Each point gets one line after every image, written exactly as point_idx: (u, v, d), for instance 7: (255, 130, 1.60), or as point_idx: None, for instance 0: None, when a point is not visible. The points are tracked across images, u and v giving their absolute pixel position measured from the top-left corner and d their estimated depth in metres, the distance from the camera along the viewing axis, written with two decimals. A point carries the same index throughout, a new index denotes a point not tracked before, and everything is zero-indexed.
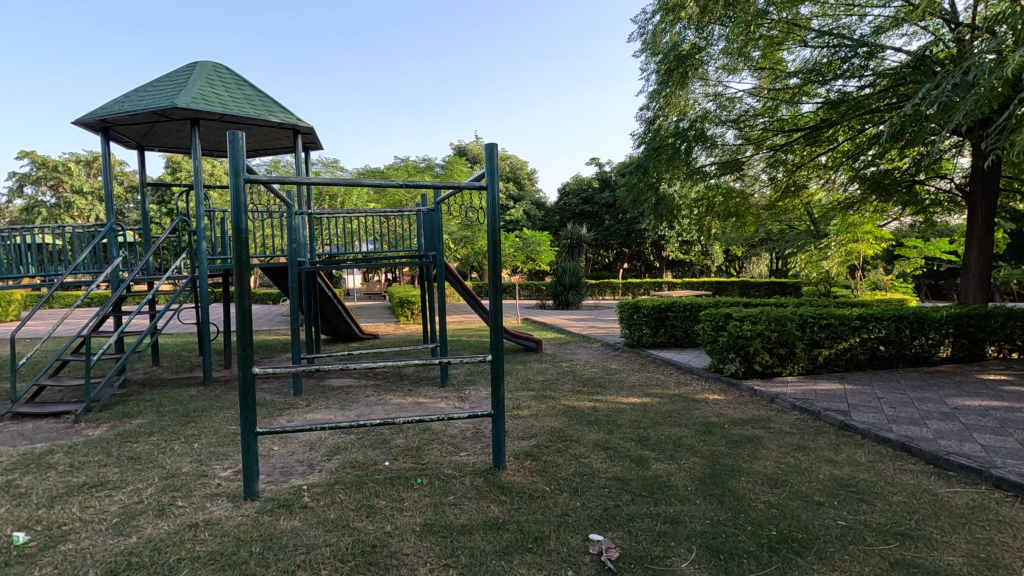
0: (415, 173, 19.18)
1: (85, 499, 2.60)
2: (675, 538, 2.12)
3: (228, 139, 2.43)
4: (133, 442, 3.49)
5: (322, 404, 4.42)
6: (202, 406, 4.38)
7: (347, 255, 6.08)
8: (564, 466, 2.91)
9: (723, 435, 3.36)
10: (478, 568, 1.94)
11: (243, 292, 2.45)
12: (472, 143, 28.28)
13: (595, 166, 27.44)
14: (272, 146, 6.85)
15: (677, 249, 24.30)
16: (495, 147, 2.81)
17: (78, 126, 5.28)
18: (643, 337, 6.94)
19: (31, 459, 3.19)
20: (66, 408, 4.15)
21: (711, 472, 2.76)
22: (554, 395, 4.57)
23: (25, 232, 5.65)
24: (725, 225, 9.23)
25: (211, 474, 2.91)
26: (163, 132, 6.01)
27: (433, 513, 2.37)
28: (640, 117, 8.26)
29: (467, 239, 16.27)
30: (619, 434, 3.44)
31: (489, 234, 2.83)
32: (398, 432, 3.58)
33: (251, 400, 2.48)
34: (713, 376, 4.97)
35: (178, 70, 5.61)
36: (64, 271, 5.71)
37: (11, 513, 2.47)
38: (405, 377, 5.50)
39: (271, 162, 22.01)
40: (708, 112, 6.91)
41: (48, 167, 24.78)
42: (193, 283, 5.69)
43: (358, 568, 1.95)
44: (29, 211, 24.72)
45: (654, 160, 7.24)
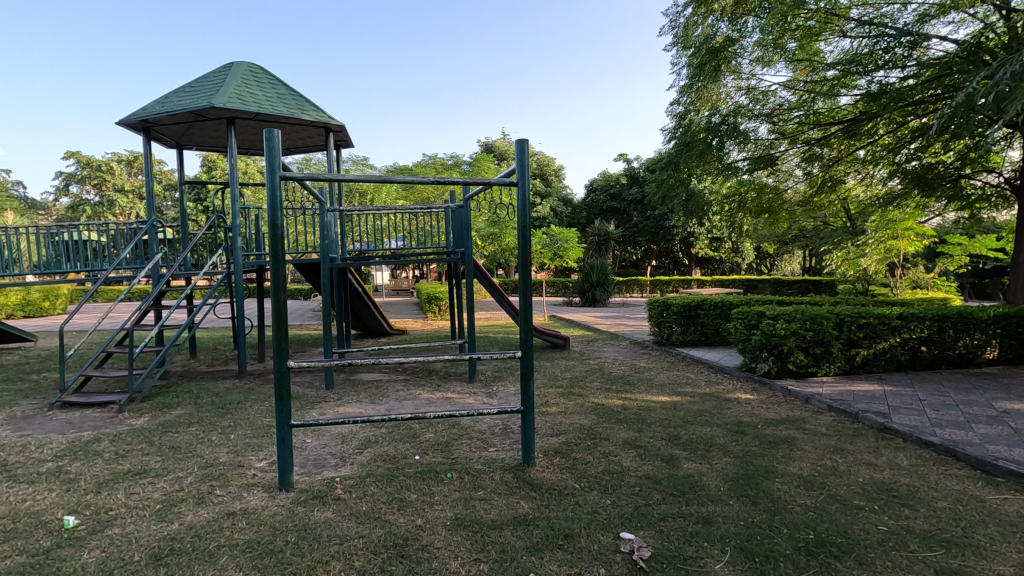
0: (443, 170, 19.34)
1: (130, 485, 2.71)
2: (708, 539, 2.09)
3: (263, 137, 2.47)
4: (173, 432, 3.61)
5: (353, 398, 4.49)
6: (237, 399, 4.50)
7: (377, 251, 6.14)
8: (593, 463, 2.90)
9: (756, 435, 3.29)
10: (509, 564, 1.95)
11: (278, 287, 2.49)
12: (499, 141, 28.42)
13: (623, 162, 27.25)
14: (304, 145, 6.98)
15: (706, 246, 23.91)
16: (527, 143, 2.80)
17: (121, 126, 5.47)
18: (672, 335, 6.86)
19: (80, 447, 3.33)
20: (111, 398, 4.31)
21: (745, 473, 2.71)
22: (583, 392, 4.56)
23: (71, 229, 5.84)
24: (757, 222, 9.03)
25: (247, 464, 2.99)
26: (200, 131, 6.19)
27: (464, 508, 2.39)
28: (670, 112, 8.15)
29: (494, 236, 16.39)
30: (649, 432, 3.41)
31: (520, 231, 2.82)
32: (428, 427, 3.61)
33: (286, 393, 2.53)
34: (745, 376, 4.88)
35: (215, 71, 5.76)
36: (108, 267, 5.93)
37: (62, 497, 2.58)
38: (434, 373, 5.55)
39: (303, 160, 22.53)
40: (740, 106, 6.79)
41: (92, 167, 25.76)
42: (229, 278, 5.81)
43: (390, 561, 1.98)
44: (76, 210, 25.92)
45: (685, 155, 7.14)
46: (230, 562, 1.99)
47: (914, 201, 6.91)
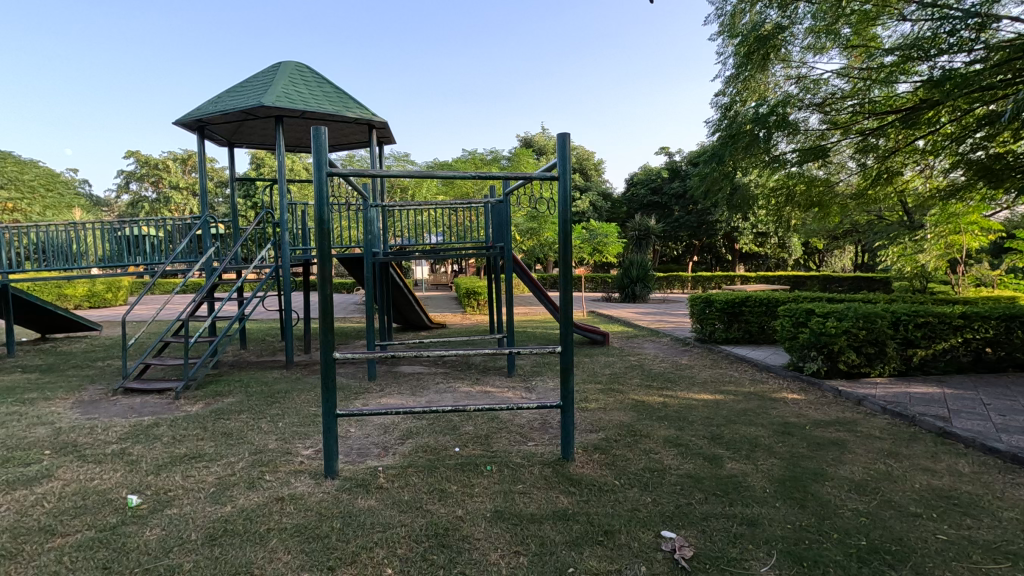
0: (482, 165, 19.50)
1: (186, 468, 2.85)
2: (753, 541, 2.04)
3: (311, 134, 2.54)
4: (226, 419, 3.77)
5: (394, 390, 4.58)
6: (285, 388, 4.66)
7: (417, 246, 6.21)
8: (633, 460, 2.87)
9: (804, 436, 3.18)
10: (549, 557, 1.95)
11: (325, 281, 2.56)
12: (538, 136, 28.40)
13: (665, 156, 26.85)
14: (348, 141, 7.13)
15: (751, 241, 23.20)
16: (568, 137, 2.77)
17: (178, 126, 5.74)
18: (715, 332, 6.70)
19: (140, 430, 3.52)
20: (168, 385, 4.54)
21: (792, 475, 2.62)
22: (623, 389, 4.51)
23: (131, 224, 6.15)
24: (806, 217, 8.72)
25: (294, 451, 3.10)
26: (250, 129, 6.41)
27: (503, 501, 2.41)
28: (715, 103, 7.99)
29: (533, 231, 16.44)
30: (691, 431, 3.35)
31: (560, 226, 2.80)
32: (468, 420, 3.65)
33: (331, 382, 2.59)
34: (793, 375, 4.73)
35: (265, 71, 5.95)
36: (165, 261, 6.24)
37: (125, 477, 2.74)
38: (473, 367, 5.59)
39: (347, 157, 23.14)
40: (789, 95, 6.57)
41: (150, 165, 27.10)
42: (277, 272, 6.00)
43: (432, 550, 2.02)
44: (136, 206, 27.41)
45: (730, 147, 6.97)
46: (279, 545, 2.06)
47: (979, 193, 6.50)
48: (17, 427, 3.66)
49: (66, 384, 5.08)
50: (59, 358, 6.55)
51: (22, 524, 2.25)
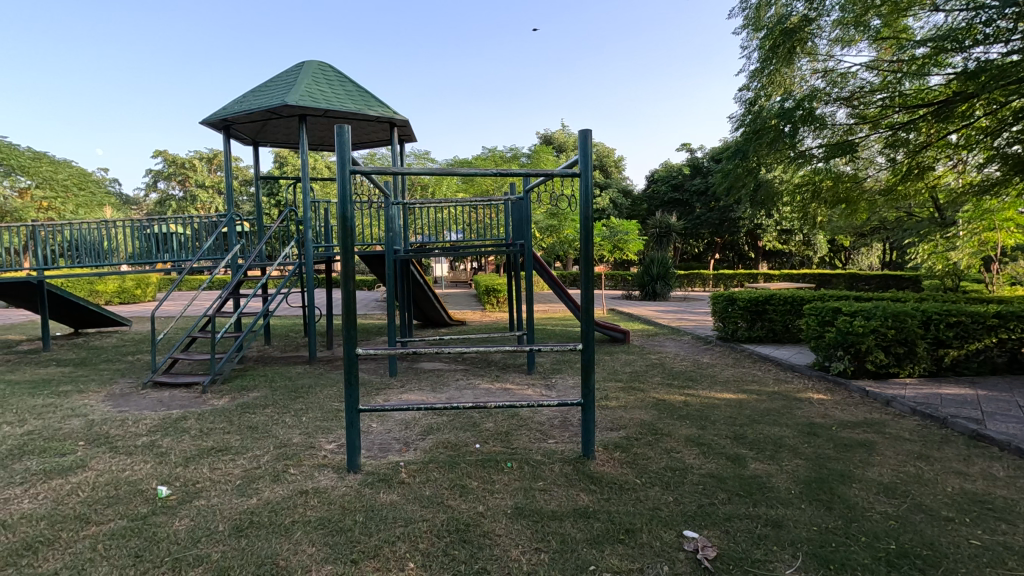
0: (502, 162, 19.54)
1: (214, 461, 2.91)
2: (778, 542, 2.01)
3: (335, 132, 2.57)
4: (251, 413, 3.84)
5: (415, 386, 4.62)
6: (308, 383, 4.74)
7: (437, 243, 6.25)
8: (655, 459, 2.85)
9: (830, 437, 3.12)
10: (570, 555, 1.95)
11: (348, 277, 2.59)
12: (558, 133, 28.36)
13: (686, 152, 26.59)
14: (369, 140, 7.19)
15: (775, 239, 22.82)
16: (590, 134, 2.76)
17: (205, 125, 5.85)
18: (737, 330, 6.60)
19: (169, 424, 3.60)
20: (195, 379, 4.64)
21: (818, 476, 2.57)
22: (644, 387, 4.48)
23: (159, 222, 6.27)
24: (833, 214, 8.55)
25: (318, 445, 3.15)
26: (274, 128, 6.50)
27: (524, 497, 2.41)
28: (739, 98, 7.90)
29: (553, 228, 16.45)
30: (713, 430, 3.31)
31: (582, 224, 2.78)
32: (488, 417, 3.66)
33: (355, 378, 2.62)
34: (818, 375, 4.64)
35: (288, 71, 6.03)
36: (192, 258, 6.39)
37: (155, 469, 2.81)
38: (493, 364, 5.61)
39: (368, 155, 23.40)
40: (816, 89, 6.44)
41: (178, 164, 27.71)
42: (300, 269, 6.08)
43: (453, 545, 2.03)
44: (163, 205, 28.10)
45: (755, 143, 6.88)
46: (304, 537, 2.10)
47: (1015, 189, 6.29)
48: (53, 419, 3.78)
49: (99, 377, 5.24)
50: (92, 352, 6.75)
51: (58, 512, 2.33)
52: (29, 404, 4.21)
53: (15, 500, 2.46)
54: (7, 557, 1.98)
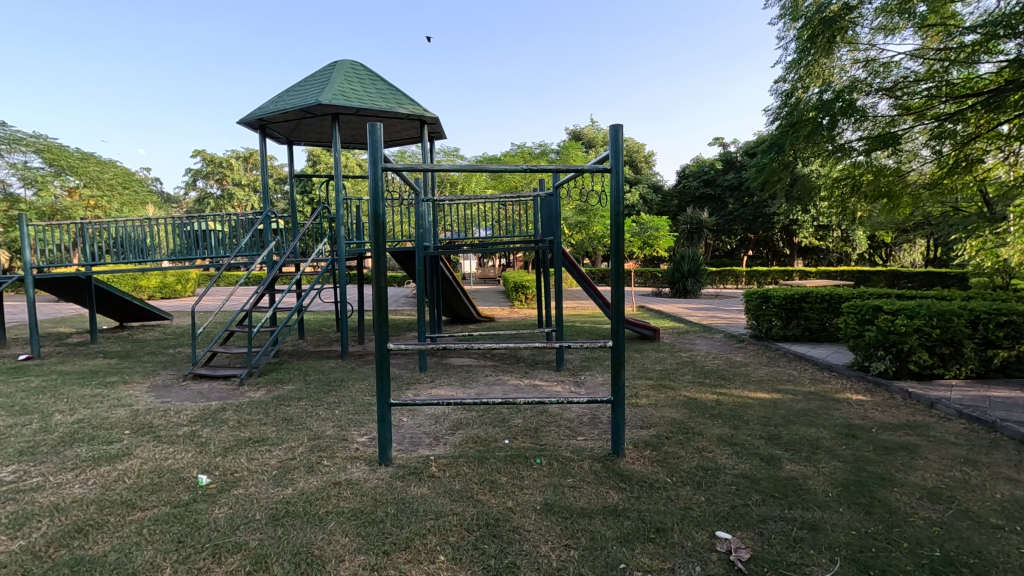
0: (530, 158, 19.53)
1: (251, 451, 3.00)
2: (815, 546, 1.96)
3: (368, 131, 2.60)
4: (286, 405, 3.94)
5: (445, 381, 4.67)
6: (341, 377, 4.84)
7: (465, 240, 6.27)
8: (686, 458, 2.81)
9: (870, 440, 3.03)
10: (600, 552, 1.94)
11: (379, 274, 2.62)
12: (587, 128, 28.20)
13: (719, 146, 26.09)
14: (400, 137, 7.27)
15: (811, 234, 22.21)
16: (621, 128, 2.73)
17: (242, 125, 6.01)
18: (772, 329, 6.43)
19: (209, 414, 3.73)
20: (233, 372, 4.79)
21: (857, 480, 2.49)
22: (674, 385, 4.42)
23: (199, 220, 6.47)
24: (873, 208, 8.26)
25: (350, 438, 3.21)
26: (308, 127, 6.63)
27: (553, 494, 2.41)
28: (776, 91, 7.83)
29: (582, 224, 16.39)
30: (746, 430, 3.24)
31: (612, 220, 2.75)
32: (517, 413, 3.67)
33: (386, 373, 2.66)
34: (858, 376, 4.50)
35: (321, 71, 6.13)
36: (229, 255, 6.59)
37: (196, 458, 2.91)
38: (522, 360, 5.61)
39: (398, 152, 23.67)
40: (857, 80, 6.29)
41: (216, 163, 28.53)
42: (333, 265, 6.19)
43: (482, 539, 2.04)
44: (202, 203, 29.00)
45: (792, 136, 6.74)
46: (338, 527, 2.14)
47: None
48: (101, 408, 3.95)
49: (143, 369, 5.45)
50: (136, 345, 7.02)
51: (107, 497, 2.43)
52: (79, 393, 4.41)
53: (66, 485, 2.58)
54: (60, 539, 2.08)
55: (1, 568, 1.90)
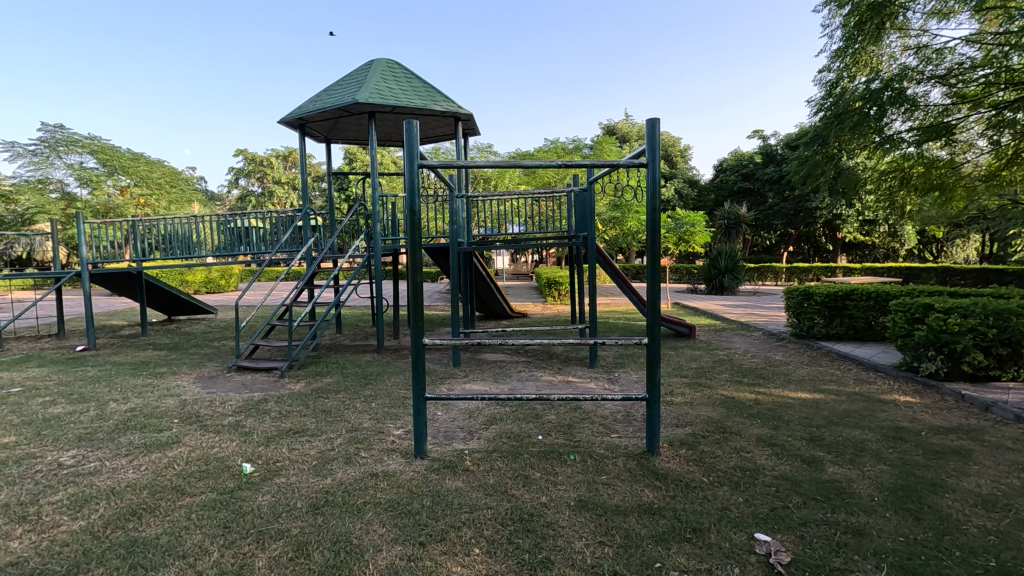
0: (564, 154, 19.43)
1: (292, 442, 3.09)
2: (859, 552, 1.90)
3: (404, 128, 2.63)
4: (325, 398, 4.04)
5: (478, 376, 4.71)
6: (377, 371, 4.93)
7: (499, 236, 6.28)
8: (723, 458, 2.76)
9: (919, 443, 2.91)
10: (635, 551, 1.92)
11: (415, 269, 2.66)
12: (621, 123, 27.87)
13: (758, 139, 25.39)
14: (434, 134, 7.33)
15: (856, 230, 21.40)
16: (658, 122, 2.68)
17: (282, 125, 6.17)
18: (813, 327, 6.24)
19: (252, 405, 3.85)
20: (274, 364, 4.94)
21: (905, 484, 2.40)
22: (711, 383, 4.34)
23: (241, 217, 6.69)
24: (924, 202, 7.90)
25: (387, 431, 3.27)
26: (345, 125, 6.75)
27: (587, 490, 2.40)
28: (820, 81, 7.67)
29: (616, 220, 16.24)
30: (787, 431, 3.16)
31: (648, 215, 2.71)
32: (550, 409, 3.67)
33: (422, 367, 2.70)
34: (906, 376, 4.32)
35: (358, 70, 6.24)
36: (270, 251, 6.79)
37: (240, 447, 3.02)
38: (555, 357, 5.61)
39: (432, 149, 23.92)
40: (907, 68, 6.10)
41: (257, 162, 29.40)
42: (369, 261, 6.30)
43: (517, 534, 2.05)
44: (244, 201, 29.92)
45: (835, 128, 6.54)
46: (375, 518, 2.19)
47: None
48: (151, 398, 4.13)
49: (190, 360, 5.68)
50: (184, 338, 7.32)
51: (158, 482, 2.55)
52: (132, 383, 4.64)
53: (121, 470, 2.72)
54: (116, 521, 2.19)
55: (65, 546, 2.01)
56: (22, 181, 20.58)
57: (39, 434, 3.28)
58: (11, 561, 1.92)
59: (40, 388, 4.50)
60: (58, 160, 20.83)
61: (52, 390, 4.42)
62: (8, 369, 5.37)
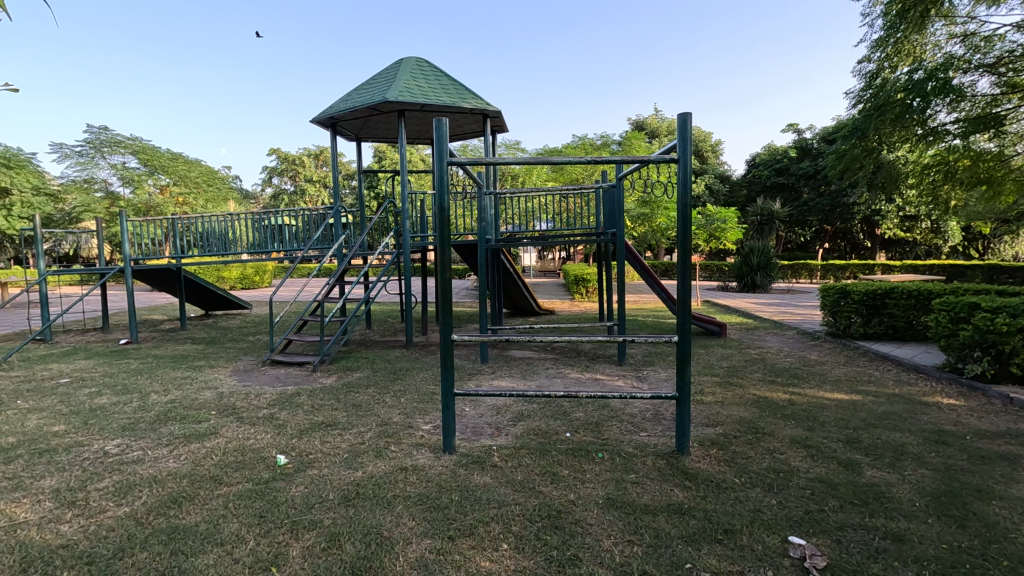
0: (591, 150, 19.31)
1: (324, 435, 3.15)
2: (899, 558, 1.84)
3: (433, 126, 2.65)
4: (356, 392, 4.11)
5: (506, 372, 4.72)
6: (406, 367, 4.99)
7: (526, 233, 6.27)
8: (756, 459, 2.70)
9: (964, 447, 2.80)
10: (665, 550, 1.90)
11: (444, 266, 2.68)
12: (650, 118, 27.50)
13: (793, 133, 24.74)
14: (462, 132, 7.37)
15: (896, 226, 20.69)
16: (690, 116, 2.63)
17: (314, 124, 6.29)
18: (851, 326, 6.06)
19: (286, 398, 3.95)
20: (306, 359, 5.05)
21: (948, 490, 2.31)
22: (743, 383, 4.25)
23: (274, 216, 6.86)
24: (969, 197, 7.63)
25: (416, 425, 3.31)
26: (375, 123, 6.84)
27: (616, 489, 2.39)
28: (858, 72, 7.56)
29: (645, 216, 16.08)
30: (823, 432, 3.07)
31: (679, 212, 2.66)
32: (578, 406, 3.66)
33: (450, 363, 2.71)
34: (950, 378, 4.16)
35: (388, 69, 6.30)
36: (302, 248, 6.94)
37: (274, 439, 3.10)
38: (583, 354, 5.58)
39: (460, 146, 24.06)
40: (953, 58, 6.01)
41: (290, 161, 30.04)
42: (399, 257, 6.37)
43: (545, 530, 2.05)
44: (277, 199, 30.63)
45: (876, 120, 6.43)
46: (405, 511, 2.22)
47: None
48: (190, 390, 4.27)
49: (226, 354, 5.84)
50: (220, 332, 7.54)
51: (197, 472, 2.64)
52: (172, 376, 4.80)
53: (162, 460, 2.82)
54: (158, 508, 2.28)
55: (111, 531, 2.10)
56: (69, 181, 21.48)
57: (86, 423, 3.43)
58: (61, 544, 2.01)
59: (87, 379, 4.70)
60: (102, 161, 21.65)
61: (98, 381, 4.61)
62: (58, 360, 5.61)
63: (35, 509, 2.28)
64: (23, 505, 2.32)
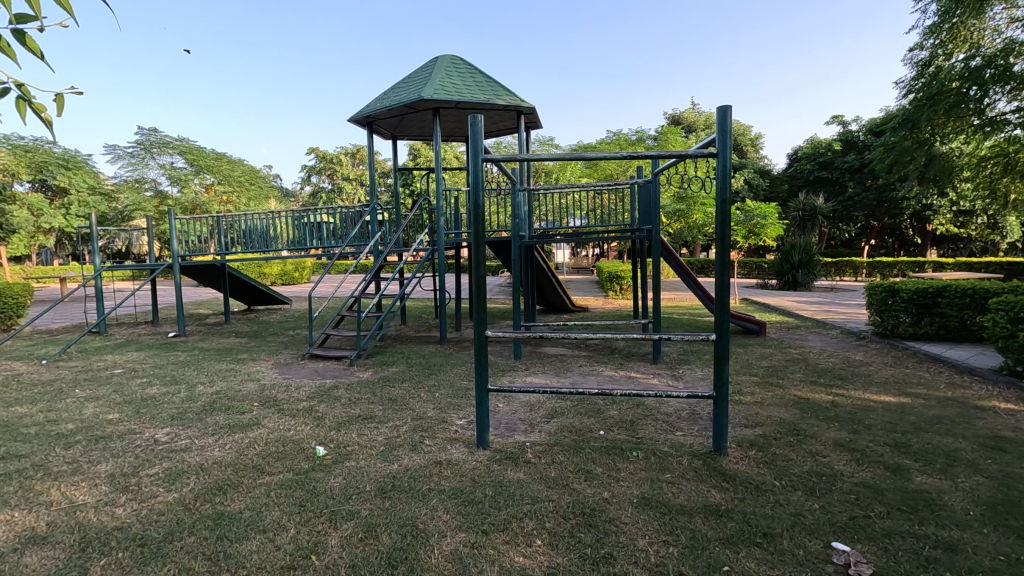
0: (626, 146, 19.06)
1: (361, 428, 3.22)
2: (952, 568, 1.76)
3: (469, 123, 2.66)
4: (391, 386, 4.18)
5: (539, 369, 4.72)
6: (440, 362, 5.05)
7: (560, 230, 6.25)
8: (797, 461, 2.63)
9: (1023, 454, 2.65)
10: (701, 552, 1.87)
11: (479, 263, 2.70)
12: (687, 112, 26.94)
13: (838, 125, 23.85)
14: (496, 128, 7.38)
15: (949, 221, 19.73)
16: (730, 109, 2.57)
17: (352, 123, 6.41)
18: (899, 326, 5.82)
19: (324, 391, 4.05)
20: (344, 353, 5.16)
21: (1006, 499, 2.19)
22: (783, 383, 4.13)
23: (313, 213, 7.04)
24: None
25: (450, 420, 3.34)
26: (410, 121, 6.92)
27: (651, 488, 2.36)
28: (909, 60, 7.28)
29: (681, 213, 15.80)
30: (868, 435, 2.96)
31: (718, 208, 2.61)
32: (612, 404, 3.62)
33: (484, 359, 2.73)
34: (1008, 382, 3.94)
35: (424, 67, 6.37)
36: (339, 245, 7.09)
37: (313, 431, 3.18)
38: (617, 352, 5.52)
39: (494, 143, 24.09)
40: (1013, 42, 5.74)
41: (328, 159, 30.68)
42: (433, 254, 6.44)
43: (579, 528, 2.05)
44: (316, 197, 31.36)
45: (929, 110, 6.19)
46: (439, 504, 2.25)
47: None
48: (234, 382, 4.43)
49: (268, 348, 6.02)
50: (262, 327, 7.78)
51: (240, 461, 2.73)
52: (217, 368, 4.98)
53: (209, 448, 2.93)
54: (205, 495, 2.37)
55: (161, 515, 2.20)
56: (122, 181, 22.48)
57: (138, 412, 3.60)
58: (116, 526, 2.11)
59: (138, 370, 4.92)
60: (152, 161, 22.54)
61: (149, 372, 4.83)
62: (112, 351, 5.90)
63: (92, 492, 2.41)
64: (81, 488, 2.45)
